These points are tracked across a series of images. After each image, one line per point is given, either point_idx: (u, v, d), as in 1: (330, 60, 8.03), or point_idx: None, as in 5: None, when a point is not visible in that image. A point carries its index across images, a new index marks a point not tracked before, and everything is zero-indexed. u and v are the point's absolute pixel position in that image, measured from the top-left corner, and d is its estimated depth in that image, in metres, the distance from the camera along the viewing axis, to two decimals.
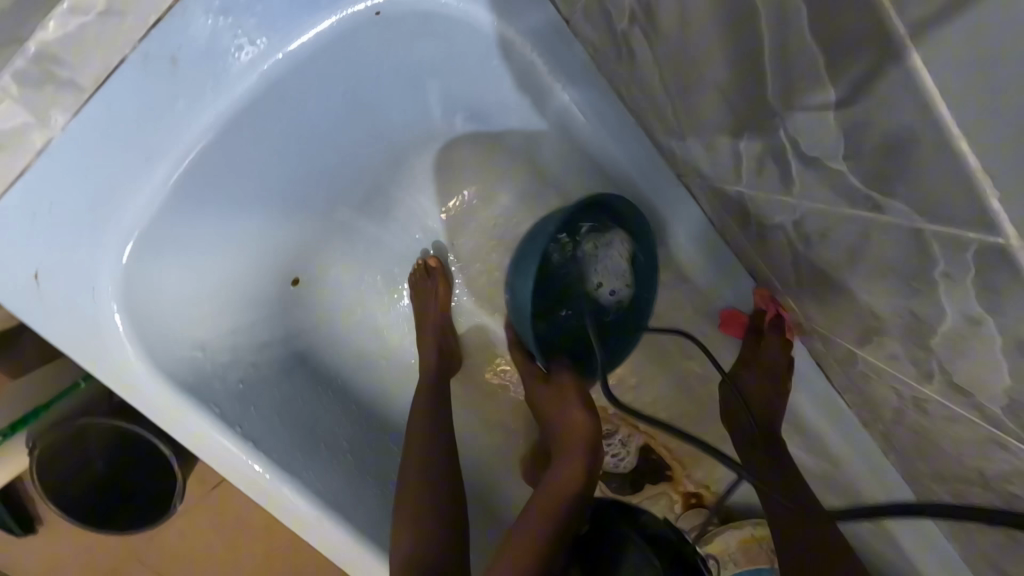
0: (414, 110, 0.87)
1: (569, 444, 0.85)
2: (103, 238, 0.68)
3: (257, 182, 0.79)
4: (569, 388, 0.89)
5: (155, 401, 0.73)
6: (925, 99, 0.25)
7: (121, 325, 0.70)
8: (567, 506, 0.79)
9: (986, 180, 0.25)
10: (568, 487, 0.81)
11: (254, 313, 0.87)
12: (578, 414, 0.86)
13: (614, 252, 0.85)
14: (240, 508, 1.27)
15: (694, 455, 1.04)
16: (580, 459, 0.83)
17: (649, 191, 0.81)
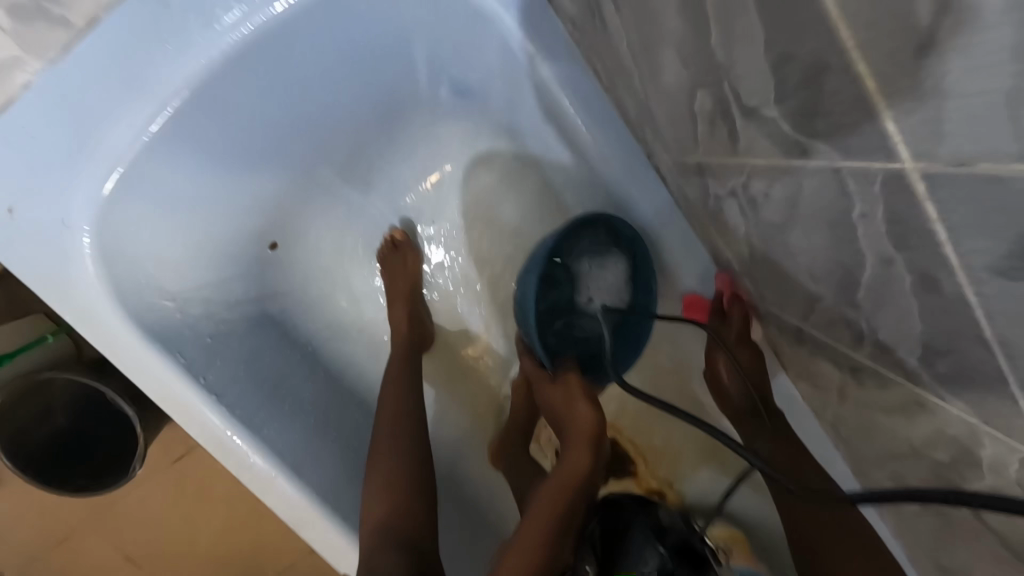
0: (400, 78, 0.89)
1: (574, 441, 0.79)
2: (82, 176, 0.69)
3: (242, 138, 0.81)
4: (575, 385, 0.83)
5: (118, 343, 0.73)
6: (830, 23, 0.26)
7: (90, 264, 0.71)
8: (571, 502, 0.73)
9: (883, 100, 0.26)
10: (573, 483, 0.75)
11: (228, 269, 0.88)
12: (583, 409, 0.81)
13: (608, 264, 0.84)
14: (206, 475, 1.28)
15: (656, 449, 1.07)
16: (585, 454, 0.78)
17: (622, 172, 0.83)
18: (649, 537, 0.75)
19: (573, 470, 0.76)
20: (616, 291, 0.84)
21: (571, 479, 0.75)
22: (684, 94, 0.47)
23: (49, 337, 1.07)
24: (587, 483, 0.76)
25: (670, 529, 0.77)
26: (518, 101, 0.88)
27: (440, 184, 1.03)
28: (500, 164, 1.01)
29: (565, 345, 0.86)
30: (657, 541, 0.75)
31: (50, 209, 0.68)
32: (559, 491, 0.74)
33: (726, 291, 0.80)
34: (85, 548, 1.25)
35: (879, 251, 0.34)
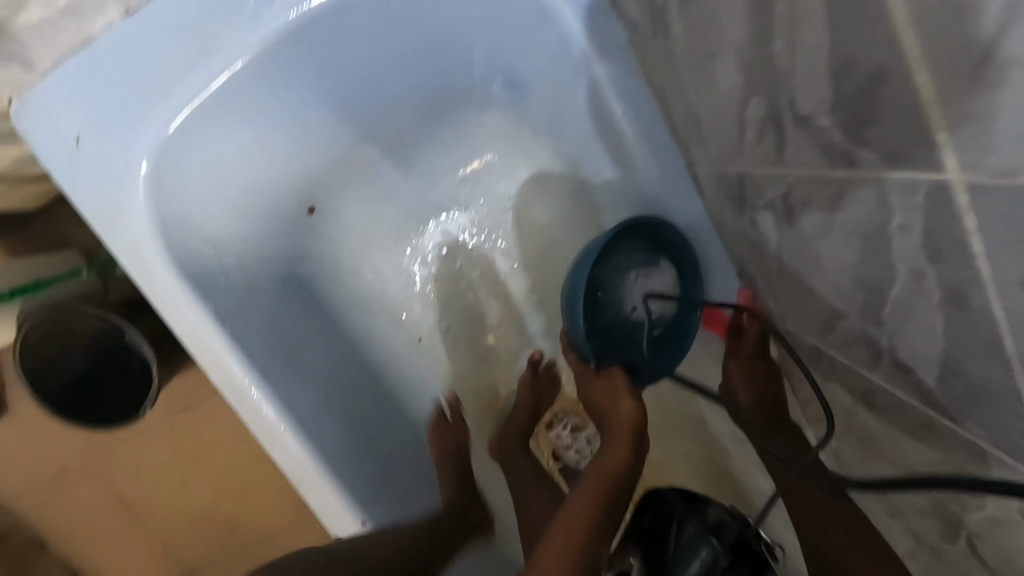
0: (458, 66, 0.92)
1: (615, 433, 0.82)
2: (151, 115, 0.73)
3: (298, 104, 0.84)
4: (618, 382, 0.86)
5: (160, 283, 0.76)
6: (898, 31, 0.29)
7: (144, 202, 0.74)
8: (609, 494, 0.75)
9: (936, 109, 0.29)
10: (611, 474, 0.77)
11: (268, 227, 0.91)
12: (626, 405, 0.83)
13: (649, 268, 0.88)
14: (208, 431, 1.30)
15: (651, 461, 1.08)
16: (625, 446, 0.80)
17: (658, 184, 0.85)
18: (703, 532, 0.75)
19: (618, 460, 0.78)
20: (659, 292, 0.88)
21: (613, 468, 0.78)
22: (740, 102, 0.50)
23: (82, 273, 1.12)
24: (626, 476, 0.78)
25: (723, 525, 0.76)
26: (567, 102, 0.91)
27: (476, 175, 1.06)
28: (537, 162, 1.04)
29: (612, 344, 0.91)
30: (711, 537, 0.74)
31: (113, 144, 0.72)
32: (599, 483, 0.76)
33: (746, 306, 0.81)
34: (83, 483, 1.29)
35: (912, 266, 0.36)
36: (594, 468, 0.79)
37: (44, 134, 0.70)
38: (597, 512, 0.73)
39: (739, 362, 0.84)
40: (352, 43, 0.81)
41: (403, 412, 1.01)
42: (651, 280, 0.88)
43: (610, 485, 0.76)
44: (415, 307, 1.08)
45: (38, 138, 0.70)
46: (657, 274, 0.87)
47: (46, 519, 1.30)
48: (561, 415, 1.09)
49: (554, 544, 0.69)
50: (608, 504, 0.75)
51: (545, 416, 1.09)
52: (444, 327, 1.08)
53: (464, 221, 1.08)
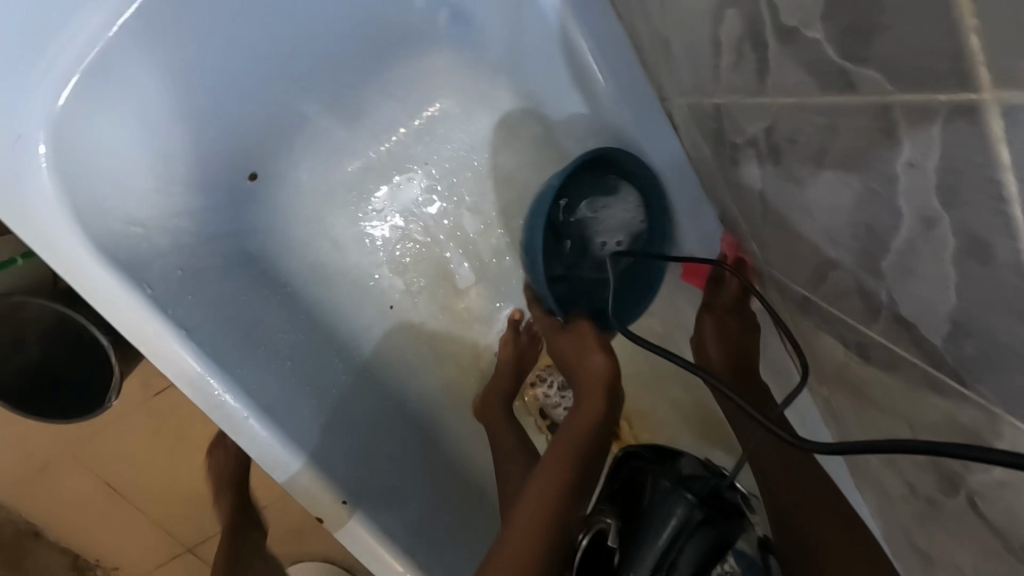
0: None
1: (587, 389, 0.80)
2: (33, 80, 0.62)
3: (211, 50, 0.73)
4: (587, 334, 0.84)
5: (83, 268, 0.66)
6: None
7: (47, 183, 0.64)
8: (579, 457, 0.74)
9: (968, 4, 0.21)
10: (582, 438, 0.75)
11: (201, 199, 0.82)
12: (596, 359, 0.81)
13: (620, 206, 0.84)
14: (185, 416, 1.26)
15: (639, 414, 1.05)
16: (598, 403, 0.78)
17: (630, 123, 0.77)
18: (677, 487, 0.71)
19: (588, 419, 0.76)
20: (633, 233, 0.84)
21: (583, 429, 0.76)
22: (714, 17, 0.41)
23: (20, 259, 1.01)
24: (598, 433, 0.77)
25: (696, 480, 0.72)
26: (524, 32, 0.80)
27: (432, 124, 0.97)
28: (498, 105, 0.94)
29: (580, 289, 0.89)
30: (685, 491, 0.70)
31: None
32: (574, 441, 0.74)
33: (730, 253, 0.75)
34: (66, 476, 1.26)
35: (922, 211, 0.30)
36: (565, 430, 0.77)
37: None
38: (570, 476, 0.71)
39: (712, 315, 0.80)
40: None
41: (383, 384, 0.97)
42: (614, 216, 0.85)
43: (583, 445, 0.74)
44: (384, 271, 1.00)
45: None
46: (627, 213, 0.84)
47: (34, 513, 1.27)
48: (546, 375, 1.05)
49: (531, 510, 0.67)
50: (583, 465, 0.73)
51: (529, 376, 1.05)
52: (415, 292, 1.02)
53: (425, 176, 0.99)
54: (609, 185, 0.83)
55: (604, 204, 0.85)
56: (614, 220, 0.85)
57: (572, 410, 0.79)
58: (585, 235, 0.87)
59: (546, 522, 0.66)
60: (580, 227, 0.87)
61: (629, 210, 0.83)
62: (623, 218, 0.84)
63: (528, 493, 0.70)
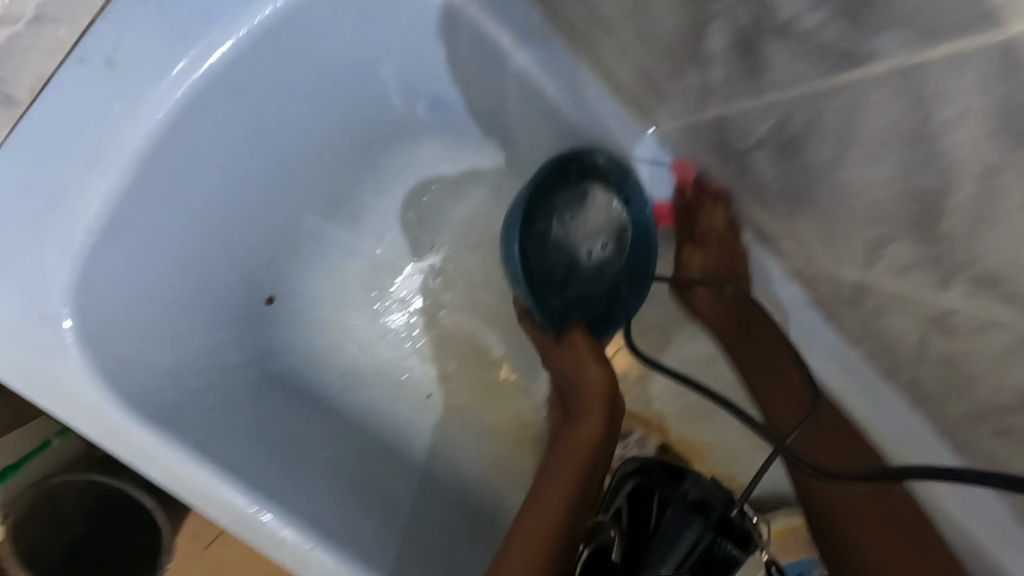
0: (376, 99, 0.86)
1: (586, 403, 0.80)
2: (51, 259, 0.63)
3: (211, 190, 0.75)
4: (580, 344, 0.84)
5: (122, 429, 0.66)
6: None
7: (75, 356, 0.64)
8: (585, 473, 0.74)
9: None
10: (588, 451, 0.76)
11: (223, 333, 0.83)
12: (592, 372, 0.82)
13: (597, 207, 0.83)
14: (237, 566, 1.18)
15: None
16: (597, 417, 0.78)
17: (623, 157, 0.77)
18: (686, 512, 0.70)
19: (594, 430, 0.77)
20: (614, 230, 0.83)
21: (586, 445, 0.76)
22: None
23: (55, 439, 1.02)
24: (601, 446, 0.77)
25: (707, 505, 0.71)
26: (497, 105, 0.83)
27: (432, 207, 0.98)
28: (488, 176, 0.97)
29: (573, 301, 0.87)
30: (695, 516, 0.69)
31: (15, 296, 0.62)
32: (582, 458, 0.75)
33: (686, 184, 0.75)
34: None
35: None
36: (569, 446, 0.77)
37: None
38: (573, 496, 0.73)
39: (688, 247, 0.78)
40: (247, 107, 0.72)
41: (439, 478, 0.92)
42: (589, 222, 0.84)
43: (589, 459, 0.75)
44: (414, 361, 0.98)
45: None
46: (607, 213, 0.83)
47: None
48: None
49: (533, 527, 0.70)
50: (585, 480, 0.74)
51: None
52: (449, 375, 0.99)
53: (436, 257, 0.99)
54: (580, 190, 0.82)
55: (579, 209, 0.84)
56: (591, 226, 0.85)
57: (572, 429, 0.79)
58: (566, 245, 0.86)
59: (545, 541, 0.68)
60: (558, 240, 0.86)
61: (604, 213, 0.83)
62: (599, 221, 0.84)
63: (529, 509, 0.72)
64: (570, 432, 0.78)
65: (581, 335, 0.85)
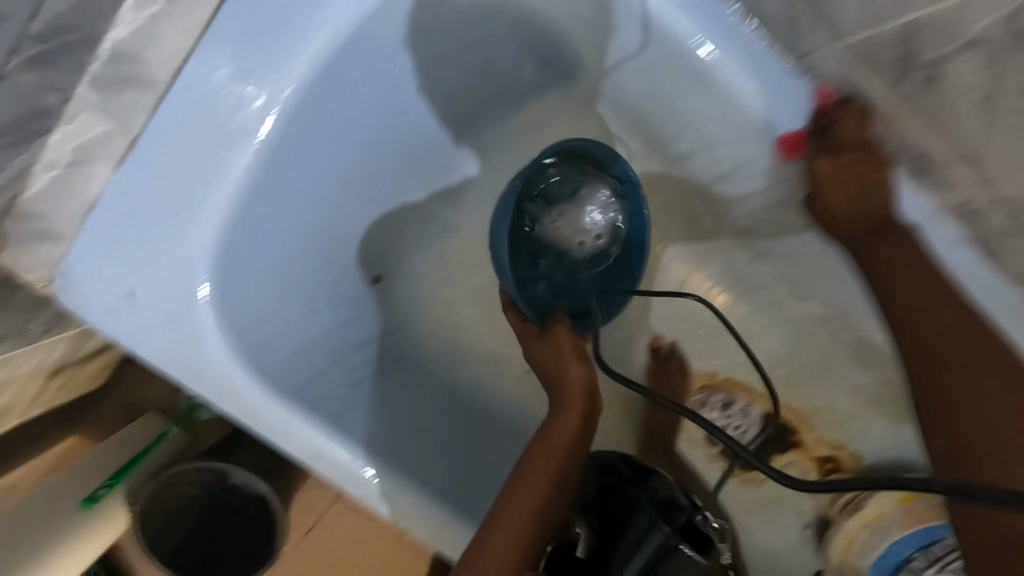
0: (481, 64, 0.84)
1: (567, 398, 0.78)
2: (192, 240, 0.67)
3: (323, 176, 0.77)
4: (562, 338, 0.83)
5: (258, 406, 0.70)
6: None
7: (215, 333, 0.68)
8: (562, 473, 0.71)
9: None
10: (569, 451, 0.72)
11: (339, 314, 0.85)
12: (575, 368, 0.80)
13: (588, 203, 0.88)
14: (343, 546, 1.23)
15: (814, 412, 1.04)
16: (576, 413, 0.76)
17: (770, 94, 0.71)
18: (655, 518, 0.77)
19: (570, 425, 0.75)
20: (609, 224, 0.89)
21: (568, 441, 0.73)
22: None
23: (172, 430, 1.09)
24: (579, 443, 0.75)
25: (673, 507, 0.79)
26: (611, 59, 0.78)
27: None
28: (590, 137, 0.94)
29: (562, 288, 0.92)
30: (661, 521, 0.77)
31: (160, 280, 0.66)
32: (564, 457, 0.72)
33: (823, 108, 0.70)
34: None
35: None
36: (545, 444, 0.73)
37: (94, 298, 0.65)
38: (551, 497, 0.70)
39: (817, 165, 0.72)
40: (354, 92, 0.74)
41: None
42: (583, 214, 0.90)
43: (568, 457, 0.72)
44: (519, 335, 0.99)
45: (93, 307, 0.65)
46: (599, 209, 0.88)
47: None
48: (704, 398, 1.06)
49: (511, 532, 0.66)
50: (563, 477, 0.71)
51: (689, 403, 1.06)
52: None
53: None
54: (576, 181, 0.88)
55: (570, 204, 0.89)
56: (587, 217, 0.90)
57: (552, 421, 0.76)
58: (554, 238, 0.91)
59: (520, 545, 0.66)
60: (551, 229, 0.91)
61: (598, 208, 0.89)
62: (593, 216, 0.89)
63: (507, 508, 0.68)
64: (549, 426, 0.75)
65: (563, 330, 0.84)
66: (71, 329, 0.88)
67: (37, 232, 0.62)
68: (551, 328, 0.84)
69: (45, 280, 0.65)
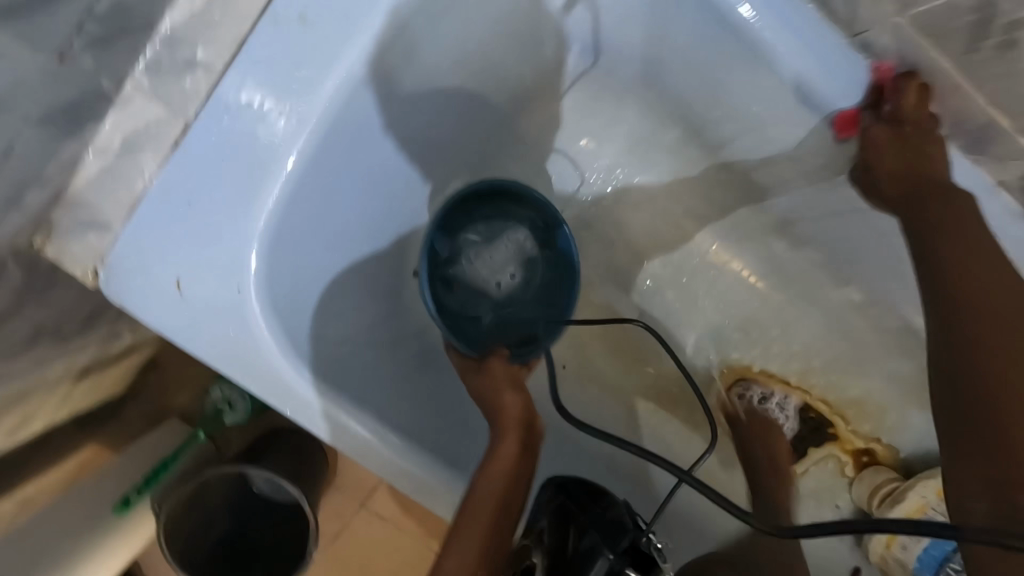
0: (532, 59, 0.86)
1: (503, 428, 0.75)
2: (245, 230, 0.66)
3: (369, 172, 0.77)
4: (497, 370, 0.83)
5: (313, 404, 0.70)
6: None
7: (266, 325, 0.68)
8: (502, 510, 0.68)
9: None
10: (509, 481, 0.69)
11: (380, 305, 0.85)
12: (508, 396, 0.79)
13: (507, 242, 0.93)
14: (371, 554, 1.19)
15: (851, 404, 1.03)
16: (513, 441, 0.73)
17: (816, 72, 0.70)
18: (598, 544, 0.71)
19: (505, 460, 0.71)
20: (521, 259, 0.94)
21: (509, 471, 0.70)
22: None
23: (199, 434, 1.07)
24: (520, 470, 0.72)
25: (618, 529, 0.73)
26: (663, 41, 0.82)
27: (568, 163, 0.99)
28: (628, 121, 0.96)
29: (503, 326, 0.92)
30: (605, 546, 0.70)
31: (212, 277, 0.66)
32: (502, 491, 0.69)
33: (886, 84, 0.69)
34: None
35: None
36: (479, 482, 0.69)
37: (138, 292, 0.64)
38: (494, 531, 0.67)
39: (875, 138, 0.73)
40: (407, 91, 0.75)
41: (584, 446, 0.93)
42: (500, 252, 0.94)
43: (509, 486, 0.69)
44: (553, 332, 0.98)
45: (136, 300, 0.64)
46: (516, 247, 0.94)
47: None
48: (742, 390, 1.03)
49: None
50: (505, 506, 0.69)
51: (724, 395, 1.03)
52: (586, 339, 1.01)
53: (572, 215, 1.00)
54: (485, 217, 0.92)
55: (490, 244, 0.93)
56: (500, 258, 0.94)
57: (488, 451, 0.73)
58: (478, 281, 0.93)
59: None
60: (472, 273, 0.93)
61: (510, 246, 0.93)
62: (504, 253, 0.93)
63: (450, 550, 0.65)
64: (485, 456, 0.72)
65: (498, 361, 0.84)
66: (103, 329, 0.86)
67: (84, 220, 0.63)
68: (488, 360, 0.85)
69: (90, 272, 0.64)
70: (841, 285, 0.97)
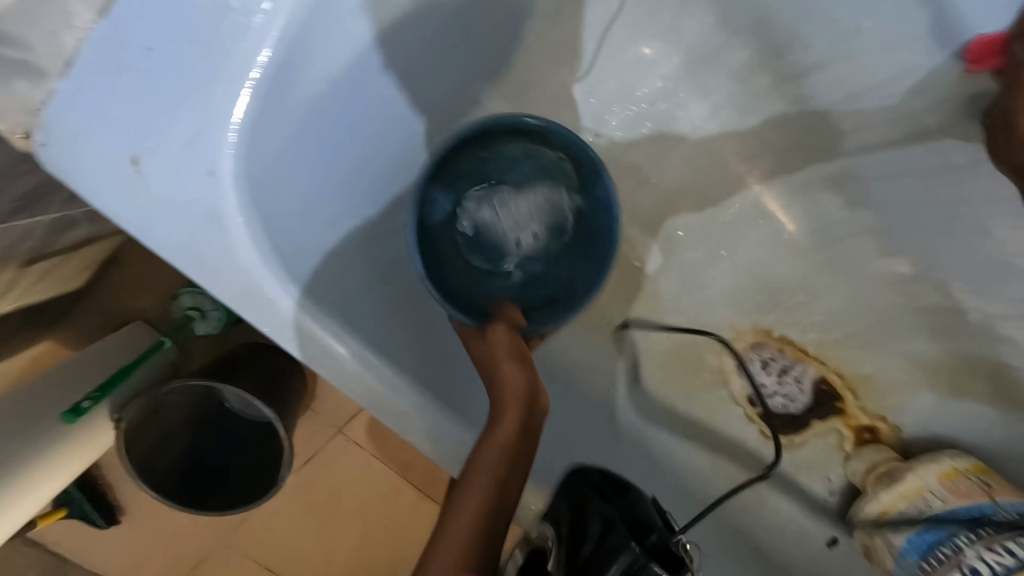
0: None
1: (500, 406, 0.61)
2: (220, 101, 0.54)
3: (368, 64, 0.65)
4: (502, 342, 0.67)
5: (299, 322, 0.60)
6: None
7: (241, 223, 0.57)
8: (500, 501, 0.57)
9: None
10: (506, 472, 0.58)
11: (379, 218, 0.73)
12: (510, 370, 0.64)
13: (535, 194, 0.79)
14: (342, 482, 1.14)
15: (871, 380, 0.94)
16: (513, 422, 0.60)
17: None
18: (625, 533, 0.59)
19: (503, 446, 0.58)
20: (548, 214, 0.79)
21: (506, 457, 0.58)
22: None
23: (166, 341, 0.98)
24: (516, 457, 0.59)
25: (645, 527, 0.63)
26: None
27: (611, 76, 0.86)
28: (684, 40, 0.84)
29: (513, 289, 0.79)
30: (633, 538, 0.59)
31: (178, 163, 0.54)
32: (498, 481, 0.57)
33: None
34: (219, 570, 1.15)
35: None
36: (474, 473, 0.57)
37: (81, 163, 0.51)
38: (492, 520, 0.56)
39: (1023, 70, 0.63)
40: None
41: (586, 398, 0.85)
42: (525, 202, 0.79)
43: (505, 476, 0.57)
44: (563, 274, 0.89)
45: (78, 171, 0.52)
46: (546, 200, 0.79)
47: None
48: (758, 355, 0.95)
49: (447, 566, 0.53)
50: (502, 496, 0.57)
51: (732, 355, 0.95)
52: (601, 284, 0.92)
53: (607, 139, 0.89)
54: (510, 154, 0.77)
55: (516, 193, 0.78)
56: (523, 209, 0.79)
57: (484, 433, 0.60)
58: (495, 233, 0.79)
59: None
60: (490, 223, 0.79)
61: (535, 197, 0.79)
62: (528, 204, 0.79)
63: (443, 535, 0.54)
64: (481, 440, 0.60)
65: (504, 329, 0.69)
66: (54, 210, 0.74)
67: None
68: (494, 329, 0.68)
69: (19, 132, 0.50)
70: (888, 255, 0.88)
